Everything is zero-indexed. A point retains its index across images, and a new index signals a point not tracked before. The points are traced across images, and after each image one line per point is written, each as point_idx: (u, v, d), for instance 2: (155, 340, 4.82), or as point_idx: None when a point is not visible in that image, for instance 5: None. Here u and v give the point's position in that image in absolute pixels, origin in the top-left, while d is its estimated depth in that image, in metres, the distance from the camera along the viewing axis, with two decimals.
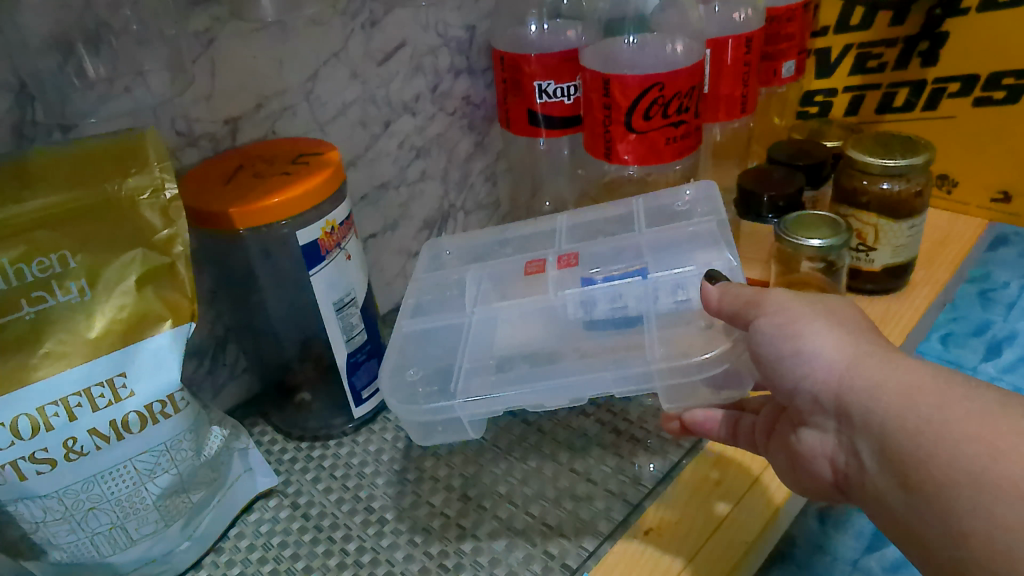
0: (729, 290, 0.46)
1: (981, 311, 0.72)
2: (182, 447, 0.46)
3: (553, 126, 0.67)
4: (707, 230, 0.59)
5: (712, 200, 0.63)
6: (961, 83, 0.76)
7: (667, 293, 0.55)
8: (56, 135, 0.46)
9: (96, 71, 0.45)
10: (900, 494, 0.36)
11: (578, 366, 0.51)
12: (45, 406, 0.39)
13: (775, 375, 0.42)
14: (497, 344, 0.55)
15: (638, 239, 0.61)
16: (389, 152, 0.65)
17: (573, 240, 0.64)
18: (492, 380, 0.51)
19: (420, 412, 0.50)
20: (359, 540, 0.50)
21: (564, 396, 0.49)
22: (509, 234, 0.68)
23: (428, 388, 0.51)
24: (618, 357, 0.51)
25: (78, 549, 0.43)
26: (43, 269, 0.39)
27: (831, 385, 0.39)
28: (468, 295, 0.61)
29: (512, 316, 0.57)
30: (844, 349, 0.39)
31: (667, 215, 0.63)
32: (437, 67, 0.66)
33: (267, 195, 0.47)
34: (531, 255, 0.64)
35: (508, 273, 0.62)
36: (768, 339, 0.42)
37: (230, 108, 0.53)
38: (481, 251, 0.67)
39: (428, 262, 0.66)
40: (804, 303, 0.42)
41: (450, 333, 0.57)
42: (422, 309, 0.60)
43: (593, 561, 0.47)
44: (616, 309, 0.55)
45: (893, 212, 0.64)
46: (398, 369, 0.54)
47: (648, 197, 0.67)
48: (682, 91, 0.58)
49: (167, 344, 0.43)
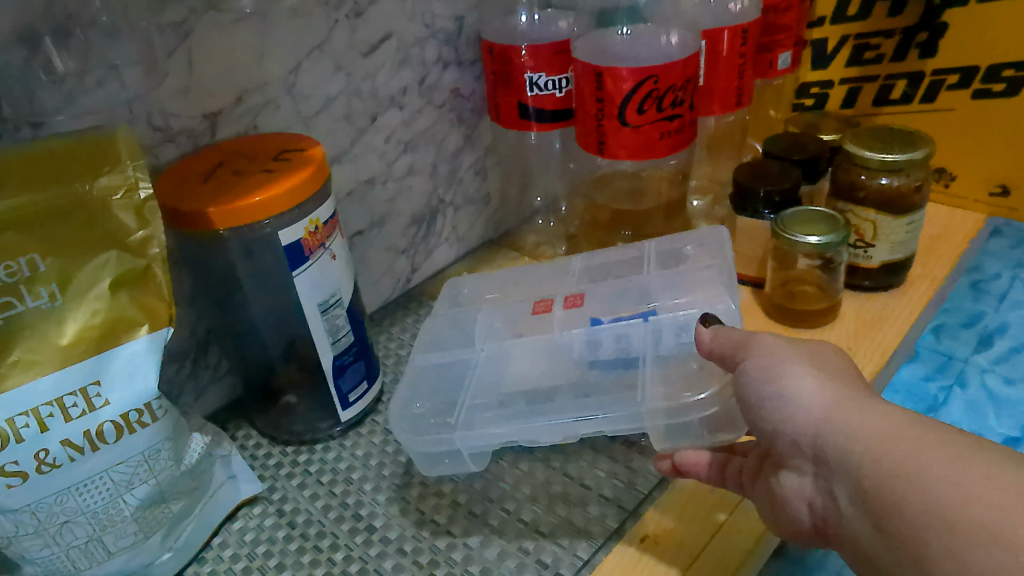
0: (721, 331, 0.45)
1: (972, 302, 0.72)
2: (160, 457, 0.44)
3: (543, 119, 0.65)
4: (712, 276, 0.58)
5: (722, 246, 0.62)
6: (960, 74, 0.74)
7: (671, 333, 0.54)
8: (24, 132, 0.43)
9: (65, 65, 0.43)
10: (876, 534, 0.33)
11: (573, 404, 0.50)
12: (14, 417, 0.38)
13: (756, 418, 0.40)
14: (504, 378, 0.54)
15: (643, 280, 0.60)
16: (376, 147, 0.63)
17: (585, 281, 0.63)
18: (492, 415, 0.51)
19: (422, 441, 0.49)
20: (348, 550, 0.49)
21: (556, 432, 0.49)
22: (524, 274, 0.67)
23: (433, 417, 0.51)
24: (612, 397, 0.50)
25: (54, 564, 0.42)
26: (10, 274, 0.37)
27: (808, 428, 0.37)
28: (480, 332, 0.60)
29: (518, 352, 0.56)
30: (826, 392, 0.38)
31: (676, 259, 0.62)
32: (424, 59, 0.65)
33: (247, 194, 0.45)
34: (539, 295, 0.63)
35: (517, 308, 0.62)
36: (751, 378, 0.40)
37: (209, 102, 0.51)
38: (494, 286, 0.66)
39: (449, 301, 0.66)
40: (792, 348, 0.41)
41: (455, 368, 0.56)
42: (438, 345, 0.59)
43: (588, 569, 0.45)
44: (620, 349, 0.54)
45: (892, 208, 0.62)
46: (406, 400, 0.53)
47: (661, 240, 0.66)
48: (676, 84, 0.56)
49: (143, 350, 0.42)
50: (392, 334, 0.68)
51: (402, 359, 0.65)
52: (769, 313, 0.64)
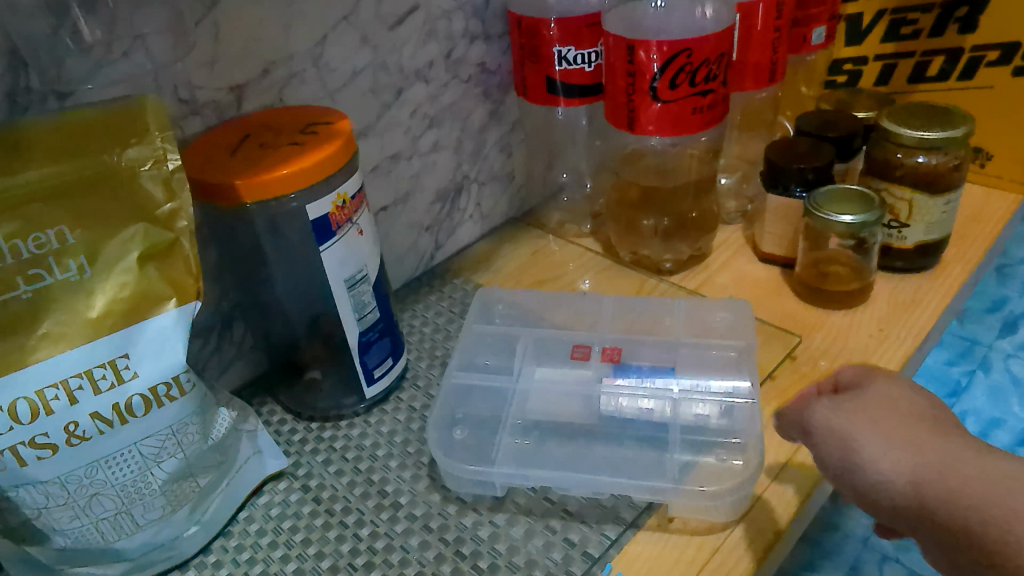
0: (789, 408, 0.43)
1: (998, 286, 0.89)
2: (188, 431, 0.44)
3: (571, 94, 0.64)
4: (733, 358, 0.55)
5: (747, 318, 0.58)
6: (1000, 51, 0.72)
7: (692, 404, 0.51)
8: (51, 103, 0.43)
9: (92, 34, 0.43)
10: None
11: (603, 458, 0.48)
12: (44, 389, 0.38)
13: (843, 491, 0.39)
14: (542, 411, 0.52)
15: (671, 343, 0.57)
16: (401, 122, 0.62)
17: (614, 331, 0.59)
18: (529, 454, 0.49)
19: (458, 470, 0.48)
20: (373, 526, 0.48)
21: (587, 487, 0.47)
22: (555, 295, 0.64)
23: (474, 447, 0.50)
24: (637, 462, 0.48)
25: (83, 535, 0.42)
26: (40, 246, 0.37)
27: (911, 505, 0.36)
28: (518, 356, 0.58)
29: (551, 390, 0.54)
30: (907, 456, 0.37)
31: (703, 326, 0.59)
32: (451, 32, 0.63)
33: (275, 166, 0.45)
34: (576, 336, 0.59)
35: (553, 343, 0.59)
36: (831, 457, 0.39)
37: (235, 74, 0.50)
38: (531, 304, 0.63)
39: (480, 312, 0.63)
40: (862, 412, 0.39)
41: (492, 395, 0.54)
42: (474, 359, 0.58)
43: (615, 550, 0.45)
44: (645, 409, 0.51)
45: (929, 187, 0.61)
46: (446, 424, 0.52)
47: (691, 300, 0.62)
48: (709, 58, 0.55)
49: (172, 323, 0.41)
50: (416, 312, 0.67)
51: (426, 337, 0.64)
52: (800, 291, 0.64)
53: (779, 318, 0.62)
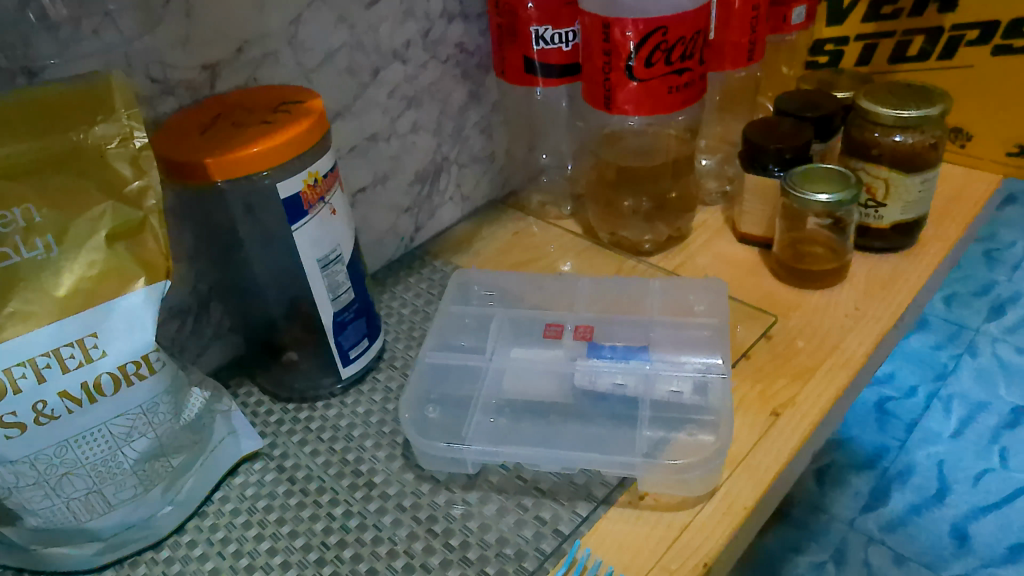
0: None
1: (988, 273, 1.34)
2: (159, 411, 0.44)
3: (550, 74, 0.64)
4: (707, 337, 0.55)
5: (721, 298, 0.59)
6: (980, 29, 0.72)
7: (665, 381, 0.51)
8: (20, 81, 0.42)
9: (59, 11, 0.42)
10: None
11: (575, 437, 0.48)
12: (11, 367, 0.37)
13: None
14: (515, 390, 0.52)
15: (645, 323, 0.57)
16: (379, 102, 0.62)
17: (590, 311, 0.59)
18: (500, 432, 0.49)
19: (429, 447, 0.48)
20: (347, 505, 0.48)
21: (556, 463, 0.47)
22: (534, 276, 0.64)
23: (447, 425, 0.50)
24: (609, 439, 0.48)
25: (55, 515, 0.42)
26: (5, 224, 0.37)
27: None
28: (492, 336, 0.58)
29: (523, 368, 0.54)
30: None
31: (679, 306, 0.59)
32: (429, 12, 0.63)
33: (245, 144, 0.44)
34: (549, 315, 0.59)
35: (529, 324, 0.59)
36: None
37: (208, 53, 0.50)
38: (509, 284, 0.63)
39: (457, 293, 0.63)
40: None
41: (468, 374, 0.54)
42: (448, 340, 0.58)
43: (587, 527, 0.45)
44: (617, 386, 0.51)
45: (905, 165, 0.61)
46: (419, 404, 0.52)
47: (667, 279, 0.62)
48: (685, 37, 0.55)
49: (142, 301, 0.41)
50: (396, 293, 0.67)
51: (405, 319, 0.64)
52: (777, 271, 0.64)
53: (756, 298, 0.62)
